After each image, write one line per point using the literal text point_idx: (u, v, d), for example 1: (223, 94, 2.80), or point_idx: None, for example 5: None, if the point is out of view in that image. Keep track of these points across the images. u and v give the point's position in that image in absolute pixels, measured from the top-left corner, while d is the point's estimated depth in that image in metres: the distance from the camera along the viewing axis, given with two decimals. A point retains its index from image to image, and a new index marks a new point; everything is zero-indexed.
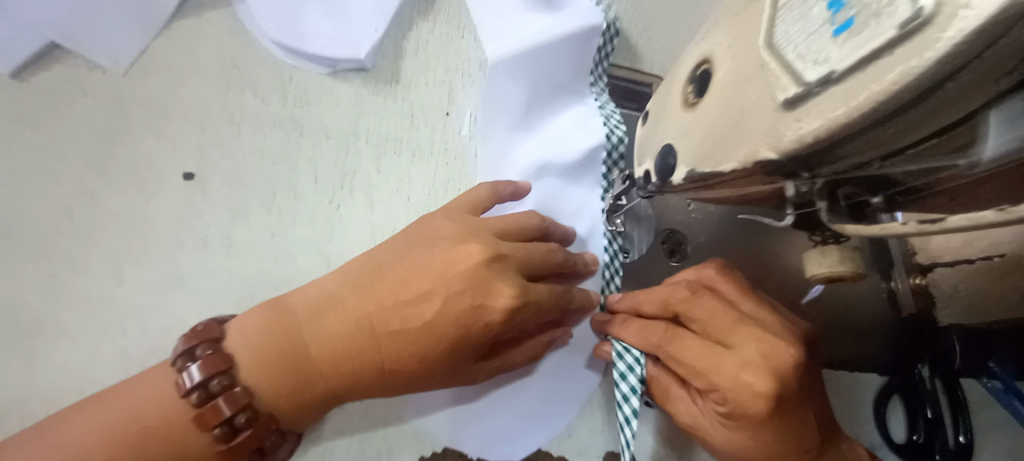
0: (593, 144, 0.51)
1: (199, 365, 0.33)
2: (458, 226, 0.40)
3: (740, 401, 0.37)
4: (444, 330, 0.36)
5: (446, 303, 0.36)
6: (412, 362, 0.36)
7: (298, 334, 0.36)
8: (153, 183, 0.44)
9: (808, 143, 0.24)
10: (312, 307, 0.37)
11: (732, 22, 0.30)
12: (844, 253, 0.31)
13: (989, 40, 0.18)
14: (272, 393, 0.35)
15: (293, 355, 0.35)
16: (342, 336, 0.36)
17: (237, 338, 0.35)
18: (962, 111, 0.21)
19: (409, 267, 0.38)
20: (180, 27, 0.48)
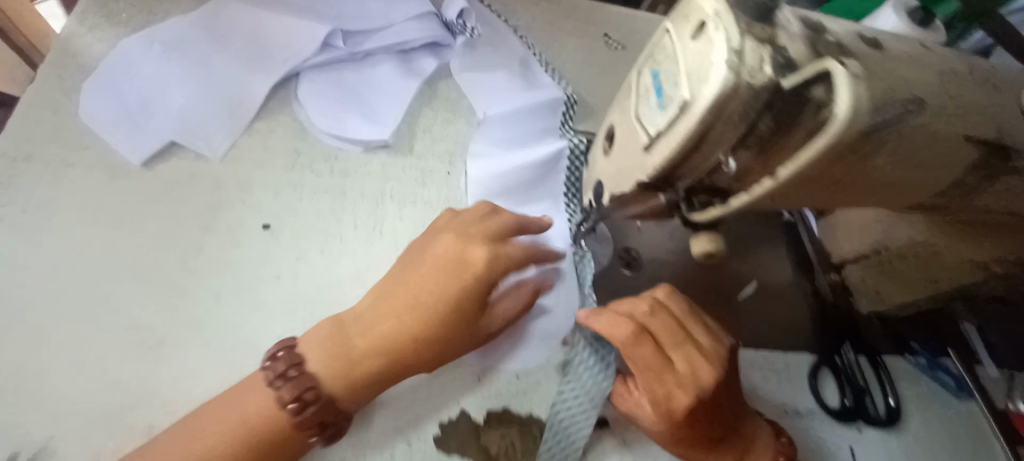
0: (548, 156, 0.71)
1: (280, 360, 0.50)
2: (440, 235, 0.56)
3: (669, 406, 0.50)
4: (446, 301, 0.52)
5: (443, 285, 0.52)
6: (432, 336, 0.52)
7: (349, 341, 0.51)
8: (242, 235, 0.61)
9: (659, 168, 0.41)
10: (355, 323, 0.53)
11: (622, 102, 0.49)
12: (712, 237, 0.47)
13: (718, 108, 0.35)
14: (331, 381, 0.50)
15: (344, 351, 0.51)
16: (382, 334, 0.51)
17: (306, 345, 0.52)
18: (728, 144, 0.38)
19: (415, 276, 0.54)
20: (258, 126, 0.68)
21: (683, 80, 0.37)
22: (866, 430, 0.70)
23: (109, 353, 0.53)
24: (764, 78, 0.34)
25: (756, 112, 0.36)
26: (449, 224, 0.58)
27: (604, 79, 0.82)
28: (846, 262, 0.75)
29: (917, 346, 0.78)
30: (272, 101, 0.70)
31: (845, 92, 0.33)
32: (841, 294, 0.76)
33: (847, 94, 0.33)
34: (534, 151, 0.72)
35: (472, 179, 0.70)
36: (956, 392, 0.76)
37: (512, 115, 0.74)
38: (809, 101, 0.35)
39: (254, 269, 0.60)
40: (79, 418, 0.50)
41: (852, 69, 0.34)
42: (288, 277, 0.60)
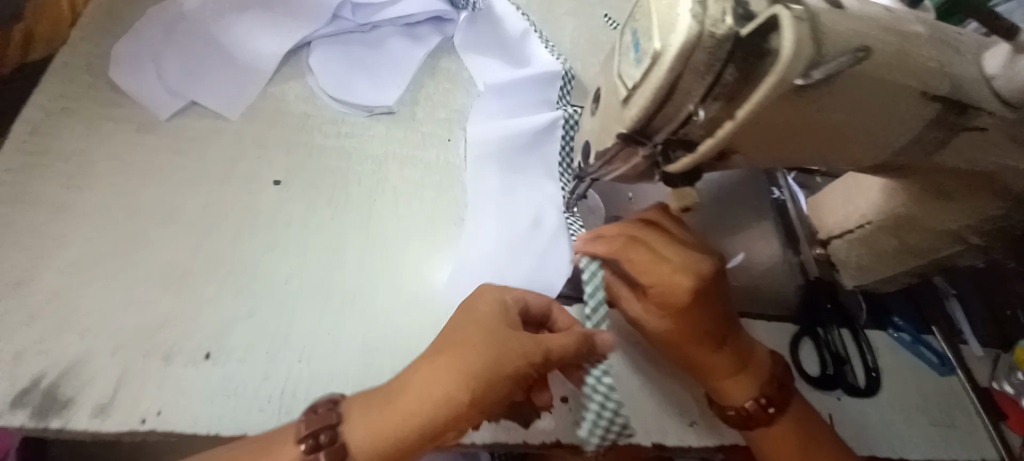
0: (546, 122, 0.74)
1: (323, 453, 0.47)
2: (489, 340, 0.48)
3: (665, 293, 0.59)
4: (497, 414, 0.48)
5: (497, 408, 0.48)
6: (487, 415, 0.48)
7: (387, 409, 0.48)
8: (255, 188, 0.65)
9: (635, 119, 0.45)
10: (399, 400, 0.48)
11: (606, 64, 0.53)
12: (689, 192, 0.51)
13: (685, 56, 0.39)
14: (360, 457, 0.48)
15: (388, 440, 0.47)
16: (421, 404, 0.48)
17: (349, 427, 0.48)
18: (696, 93, 0.41)
19: (466, 354, 0.48)
20: (271, 91, 0.73)
21: (655, 33, 0.41)
22: (845, 399, 0.72)
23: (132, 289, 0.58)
24: (726, 28, 0.37)
25: (720, 62, 0.39)
26: (486, 315, 0.51)
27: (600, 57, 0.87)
28: (832, 237, 0.78)
29: (900, 322, 0.79)
30: (285, 69, 0.75)
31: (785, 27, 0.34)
32: (827, 268, 0.79)
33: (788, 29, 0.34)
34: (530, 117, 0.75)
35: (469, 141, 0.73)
36: (938, 367, 0.77)
37: (510, 87, 0.78)
38: (765, 50, 0.38)
39: (265, 219, 0.64)
40: (104, 346, 0.55)
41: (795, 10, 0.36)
42: (295, 228, 0.64)
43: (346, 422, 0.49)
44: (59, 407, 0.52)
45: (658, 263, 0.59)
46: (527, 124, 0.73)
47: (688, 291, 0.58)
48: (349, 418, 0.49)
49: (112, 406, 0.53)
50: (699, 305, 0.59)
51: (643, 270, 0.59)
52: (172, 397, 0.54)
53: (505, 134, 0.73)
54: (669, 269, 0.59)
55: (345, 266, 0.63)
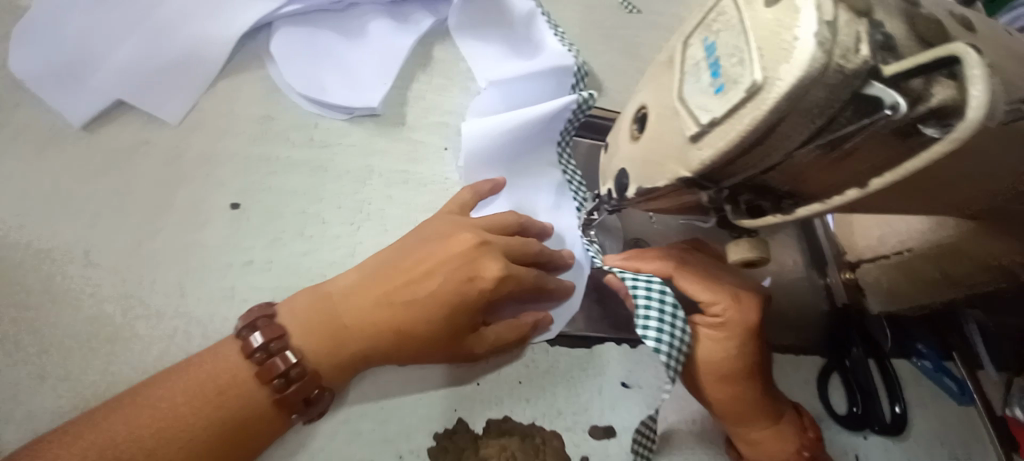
0: (559, 106, 0.60)
1: (260, 332, 0.43)
2: (450, 225, 0.51)
3: (730, 310, 0.52)
4: (446, 298, 0.46)
5: (445, 279, 0.47)
6: (434, 303, 0.46)
7: (331, 311, 0.46)
8: (208, 214, 0.53)
9: (706, 164, 0.35)
10: (344, 289, 0.48)
11: (657, 81, 0.42)
12: (752, 242, 0.42)
13: (797, 97, 0.29)
14: (303, 341, 0.45)
15: (329, 322, 0.45)
16: (362, 298, 0.47)
17: (288, 315, 0.46)
18: (796, 140, 0.32)
19: (416, 254, 0.49)
20: (223, 87, 0.59)
21: (752, 58, 0.30)
22: (871, 437, 0.68)
23: (50, 352, 0.46)
24: (860, 61, 0.28)
25: (839, 104, 0.29)
26: (447, 217, 0.53)
27: (617, 48, 0.76)
28: (863, 261, 0.72)
29: (924, 348, 0.75)
30: (239, 57, 0.60)
31: (982, 86, 0.25)
32: (855, 294, 0.73)
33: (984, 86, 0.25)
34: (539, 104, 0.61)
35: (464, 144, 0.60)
36: (958, 396, 0.74)
37: (515, 83, 0.65)
38: (904, 91, 0.29)
39: (221, 253, 0.52)
40: (18, 429, 0.44)
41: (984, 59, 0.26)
42: (259, 266, 0.53)
43: (289, 301, 0.47)
44: None
45: (709, 287, 0.53)
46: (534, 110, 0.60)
47: (757, 309, 0.53)
48: (296, 296, 0.48)
49: None
50: (754, 332, 0.52)
51: (699, 290, 0.53)
52: None
53: (506, 124, 0.60)
54: (727, 291, 0.53)
55: None
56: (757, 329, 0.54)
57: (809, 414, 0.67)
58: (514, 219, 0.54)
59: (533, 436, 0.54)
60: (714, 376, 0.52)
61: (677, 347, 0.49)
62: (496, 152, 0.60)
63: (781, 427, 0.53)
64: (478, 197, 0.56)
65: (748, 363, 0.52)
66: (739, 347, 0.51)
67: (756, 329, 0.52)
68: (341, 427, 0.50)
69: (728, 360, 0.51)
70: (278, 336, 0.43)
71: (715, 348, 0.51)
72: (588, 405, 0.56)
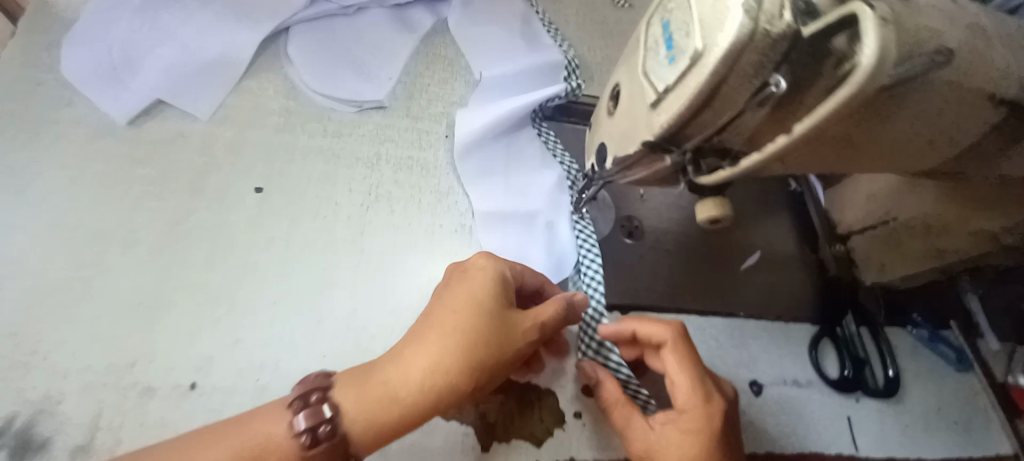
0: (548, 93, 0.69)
1: (300, 385, 0.42)
2: (485, 262, 0.50)
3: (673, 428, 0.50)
4: (495, 334, 0.45)
5: (491, 314, 0.46)
6: (479, 342, 0.45)
7: (375, 377, 0.43)
8: (235, 197, 0.60)
9: (665, 127, 0.39)
10: (390, 356, 0.44)
11: (627, 60, 0.47)
12: (718, 202, 0.46)
13: (732, 60, 0.33)
14: (350, 416, 0.42)
15: (381, 391, 0.42)
16: (413, 359, 0.44)
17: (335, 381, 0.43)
18: (739, 100, 0.36)
19: (457, 300, 0.46)
20: (246, 85, 0.65)
21: (695, 30, 0.35)
22: (864, 400, 0.70)
23: (104, 315, 0.53)
24: (784, 26, 0.32)
25: (772, 65, 0.33)
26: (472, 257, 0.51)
27: (609, 40, 0.80)
28: (853, 232, 0.75)
29: (919, 318, 0.77)
30: (260, 59, 0.67)
31: (873, 38, 0.30)
32: (846, 266, 0.75)
33: (875, 40, 0.30)
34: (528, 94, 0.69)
35: (459, 132, 0.66)
36: (955, 364, 0.76)
37: (512, 74, 0.71)
38: (830, 52, 0.33)
39: (246, 232, 0.58)
40: (76, 380, 0.50)
41: (879, 11, 0.31)
42: (279, 242, 0.59)
43: (337, 373, 0.44)
44: (34, 449, 0.48)
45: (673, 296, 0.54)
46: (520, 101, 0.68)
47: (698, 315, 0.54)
48: (340, 365, 0.44)
49: (88, 448, 0.49)
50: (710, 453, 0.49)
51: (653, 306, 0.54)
52: (154, 432, 0.50)
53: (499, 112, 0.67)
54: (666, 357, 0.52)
55: (340, 281, 0.58)
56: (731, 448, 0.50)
57: (801, 379, 0.70)
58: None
59: (529, 393, 0.58)
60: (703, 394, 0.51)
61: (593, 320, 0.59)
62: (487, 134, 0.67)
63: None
64: None
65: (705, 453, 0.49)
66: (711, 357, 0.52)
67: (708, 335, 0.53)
68: None
69: (672, 443, 0.50)
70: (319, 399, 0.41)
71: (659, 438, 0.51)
72: None
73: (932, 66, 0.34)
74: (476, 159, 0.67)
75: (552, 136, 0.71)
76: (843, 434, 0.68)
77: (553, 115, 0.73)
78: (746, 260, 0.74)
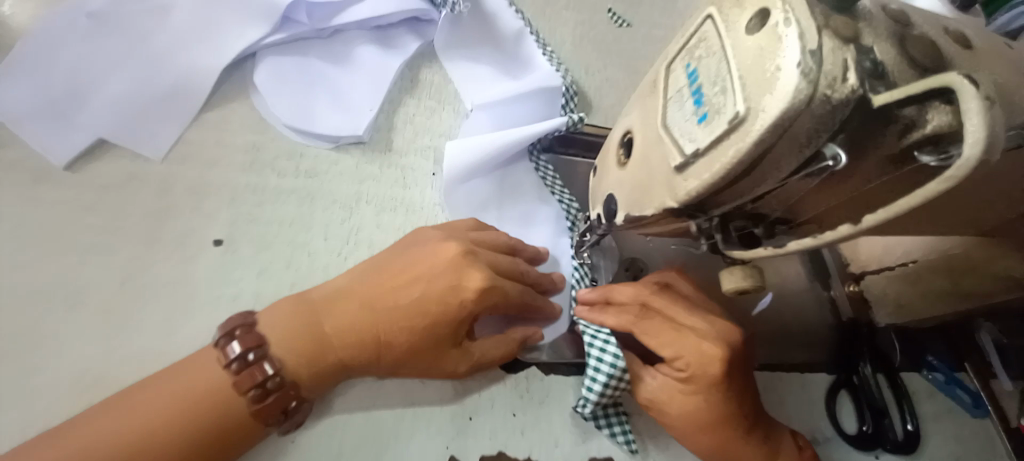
0: (549, 127, 0.61)
1: (238, 342, 0.43)
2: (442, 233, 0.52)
3: None
4: (430, 304, 0.47)
5: (430, 286, 0.47)
6: (413, 304, 0.47)
7: (319, 322, 0.46)
8: (191, 251, 0.52)
9: (694, 195, 0.34)
10: (328, 299, 0.47)
11: (642, 106, 0.41)
12: (747, 270, 0.40)
13: (783, 128, 0.27)
14: (292, 360, 0.44)
15: (314, 333, 0.45)
16: (348, 313, 0.46)
17: (270, 324, 0.45)
18: (785, 170, 0.30)
19: (404, 262, 0.49)
20: (207, 119, 0.58)
21: (734, 88, 0.29)
22: (884, 456, 0.65)
23: (32, 400, 0.45)
24: (848, 90, 0.26)
25: (829, 133, 0.28)
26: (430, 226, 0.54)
27: (608, 63, 0.74)
28: (867, 272, 0.70)
29: (935, 360, 0.72)
30: (223, 87, 0.60)
31: (977, 119, 0.24)
32: (861, 307, 0.70)
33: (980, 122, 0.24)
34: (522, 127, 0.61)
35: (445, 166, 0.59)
36: (972, 409, 0.71)
37: (504, 104, 0.64)
38: (896, 119, 0.27)
39: (206, 291, 0.51)
40: None
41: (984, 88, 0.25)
42: (245, 302, 0.51)
43: (271, 306, 0.47)
44: None
45: (679, 336, 0.51)
46: (513, 135, 0.60)
47: (718, 360, 0.49)
48: (279, 301, 0.48)
49: None
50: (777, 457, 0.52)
51: (659, 342, 0.51)
52: None
53: (489, 147, 0.59)
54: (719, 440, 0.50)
55: None
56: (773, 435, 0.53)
57: (818, 435, 0.65)
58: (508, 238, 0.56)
59: None
60: (687, 429, 0.51)
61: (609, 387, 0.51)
62: (479, 170, 0.60)
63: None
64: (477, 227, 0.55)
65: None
66: (716, 399, 0.49)
67: (722, 380, 0.49)
68: None
69: None
70: (257, 345, 0.43)
71: None
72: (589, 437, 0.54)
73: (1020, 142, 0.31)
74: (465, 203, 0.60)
75: (550, 170, 0.64)
76: None
77: (549, 147, 0.65)
78: (758, 304, 0.69)
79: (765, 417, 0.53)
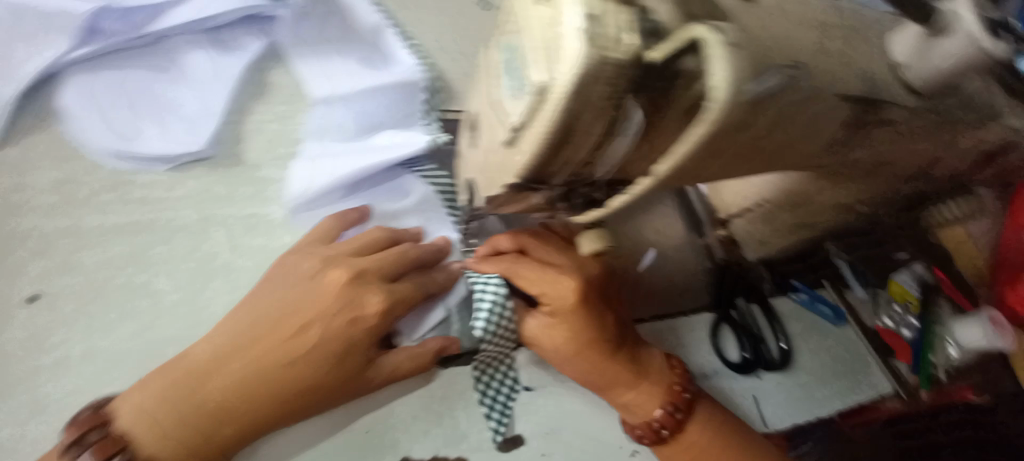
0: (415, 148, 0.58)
1: (89, 452, 0.39)
2: (320, 263, 0.49)
3: (640, 407, 0.54)
4: (329, 345, 0.45)
5: (325, 327, 0.46)
6: (307, 352, 0.45)
7: (198, 393, 0.43)
8: (4, 310, 0.45)
9: (525, 168, 0.34)
10: (202, 367, 0.44)
11: (479, 86, 0.41)
12: (599, 233, 0.42)
13: (579, 92, 0.28)
14: (172, 445, 0.41)
15: (193, 409, 0.42)
16: (228, 377, 0.43)
17: (134, 414, 0.42)
18: (598, 133, 0.31)
19: (286, 309, 0.46)
20: (7, 157, 0.50)
21: (533, 60, 0.29)
22: (766, 376, 0.73)
23: None
24: (628, 51, 0.28)
25: (623, 94, 0.29)
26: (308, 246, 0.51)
27: (474, 46, 0.73)
28: (732, 217, 0.76)
29: (798, 284, 0.81)
30: (24, 119, 0.52)
31: (721, 64, 0.28)
32: (732, 248, 0.78)
33: (725, 68, 0.28)
34: (382, 139, 0.59)
35: (297, 185, 0.55)
36: (833, 320, 0.79)
37: (360, 101, 0.61)
38: (678, 75, 0.29)
39: (28, 353, 0.44)
40: None
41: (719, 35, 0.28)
42: (79, 359, 0.45)
43: (134, 389, 0.43)
44: None
45: (543, 273, 0.52)
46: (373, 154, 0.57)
47: (573, 288, 0.52)
48: (144, 379, 0.44)
49: None
50: (647, 373, 0.55)
51: (524, 282, 0.52)
52: None
53: (351, 164, 0.56)
54: (589, 360, 0.53)
55: None
56: (642, 353, 0.56)
57: (708, 370, 0.71)
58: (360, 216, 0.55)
59: None
60: (560, 357, 0.53)
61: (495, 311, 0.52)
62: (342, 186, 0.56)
63: (644, 386, 0.54)
64: (341, 224, 0.54)
65: (657, 389, 0.55)
66: (578, 322, 0.53)
67: (578, 307, 0.52)
68: None
69: (645, 403, 0.54)
70: (118, 451, 0.40)
71: (627, 397, 0.54)
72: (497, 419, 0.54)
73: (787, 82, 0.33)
74: (321, 213, 0.56)
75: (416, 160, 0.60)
76: (752, 414, 0.71)
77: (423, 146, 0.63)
78: (641, 261, 0.75)
79: (633, 337, 0.56)
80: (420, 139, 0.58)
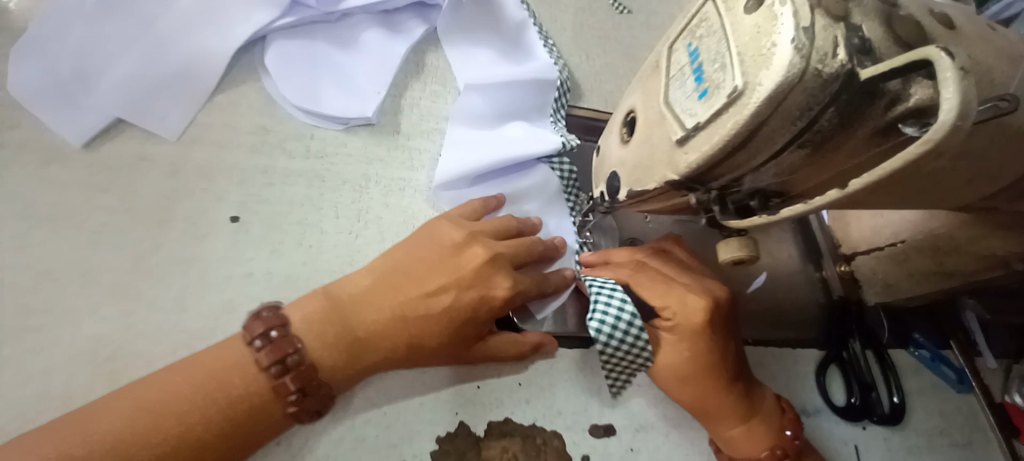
0: (546, 149, 0.62)
1: (268, 349, 0.44)
2: (462, 232, 0.52)
3: (740, 438, 0.54)
4: (456, 314, 0.49)
5: (458, 295, 0.49)
6: (443, 310, 0.48)
7: (345, 316, 0.48)
8: (207, 227, 0.54)
9: (693, 168, 0.36)
10: (353, 300, 0.49)
11: (644, 86, 0.43)
12: (742, 241, 0.43)
13: (779, 98, 0.29)
14: (322, 356, 0.46)
15: (345, 332, 0.47)
16: (375, 310, 0.48)
17: (300, 326, 0.46)
18: (780, 142, 0.32)
19: (427, 265, 0.50)
20: (218, 100, 0.59)
21: (733, 64, 0.31)
22: (871, 427, 0.68)
23: (57, 368, 0.47)
24: (836, 65, 0.29)
25: (820, 106, 0.30)
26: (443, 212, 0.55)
27: (610, 49, 0.76)
28: (857, 252, 0.72)
29: (922, 337, 0.73)
30: (234, 71, 0.61)
31: (952, 88, 0.26)
32: (851, 287, 0.73)
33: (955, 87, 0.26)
34: (519, 129, 0.64)
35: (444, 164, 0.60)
36: (958, 385, 0.73)
37: (504, 87, 0.65)
38: (883, 93, 0.30)
39: (221, 266, 0.53)
40: None
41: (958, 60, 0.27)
42: (258, 278, 0.53)
43: (297, 308, 0.48)
44: None
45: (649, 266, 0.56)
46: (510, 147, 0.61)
47: (703, 311, 0.53)
48: (299, 303, 0.48)
49: None
50: (736, 398, 0.54)
51: (650, 295, 0.53)
52: None
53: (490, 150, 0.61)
54: (693, 376, 0.53)
55: None
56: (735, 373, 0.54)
57: (808, 407, 0.68)
58: (496, 203, 0.58)
59: (535, 437, 0.55)
60: (672, 378, 0.54)
61: (619, 330, 0.52)
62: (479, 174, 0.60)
63: (753, 425, 0.54)
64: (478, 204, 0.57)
65: (748, 410, 0.54)
66: (704, 341, 0.53)
67: (704, 330, 0.53)
68: (343, 433, 0.51)
69: (746, 439, 0.54)
70: (293, 351, 0.44)
71: (729, 430, 0.54)
72: (592, 405, 0.57)
73: (998, 113, 0.32)
74: (458, 193, 0.61)
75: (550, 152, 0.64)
76: None
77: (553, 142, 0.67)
78: (753, 282, 0.72)
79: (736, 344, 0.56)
80: (553, 138, 0.63)
